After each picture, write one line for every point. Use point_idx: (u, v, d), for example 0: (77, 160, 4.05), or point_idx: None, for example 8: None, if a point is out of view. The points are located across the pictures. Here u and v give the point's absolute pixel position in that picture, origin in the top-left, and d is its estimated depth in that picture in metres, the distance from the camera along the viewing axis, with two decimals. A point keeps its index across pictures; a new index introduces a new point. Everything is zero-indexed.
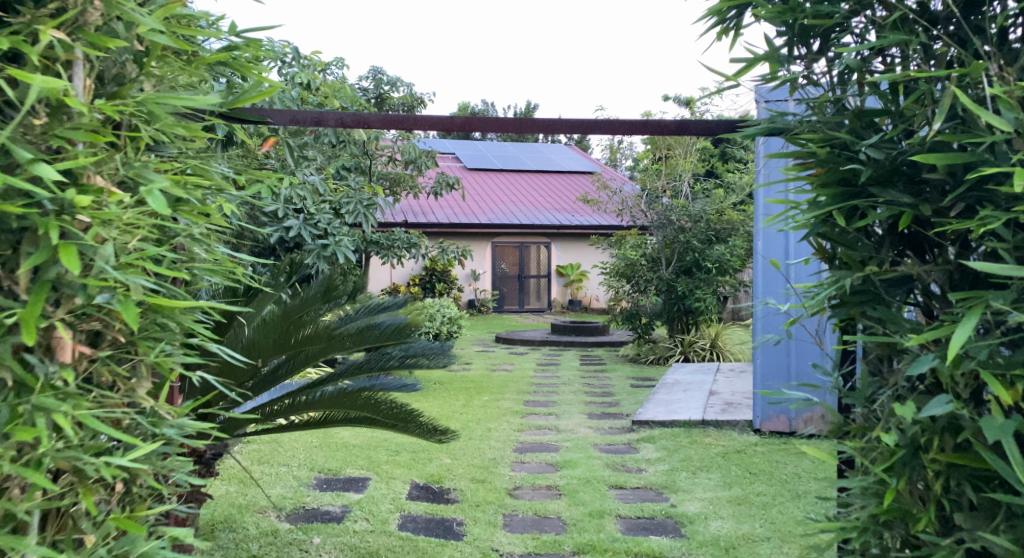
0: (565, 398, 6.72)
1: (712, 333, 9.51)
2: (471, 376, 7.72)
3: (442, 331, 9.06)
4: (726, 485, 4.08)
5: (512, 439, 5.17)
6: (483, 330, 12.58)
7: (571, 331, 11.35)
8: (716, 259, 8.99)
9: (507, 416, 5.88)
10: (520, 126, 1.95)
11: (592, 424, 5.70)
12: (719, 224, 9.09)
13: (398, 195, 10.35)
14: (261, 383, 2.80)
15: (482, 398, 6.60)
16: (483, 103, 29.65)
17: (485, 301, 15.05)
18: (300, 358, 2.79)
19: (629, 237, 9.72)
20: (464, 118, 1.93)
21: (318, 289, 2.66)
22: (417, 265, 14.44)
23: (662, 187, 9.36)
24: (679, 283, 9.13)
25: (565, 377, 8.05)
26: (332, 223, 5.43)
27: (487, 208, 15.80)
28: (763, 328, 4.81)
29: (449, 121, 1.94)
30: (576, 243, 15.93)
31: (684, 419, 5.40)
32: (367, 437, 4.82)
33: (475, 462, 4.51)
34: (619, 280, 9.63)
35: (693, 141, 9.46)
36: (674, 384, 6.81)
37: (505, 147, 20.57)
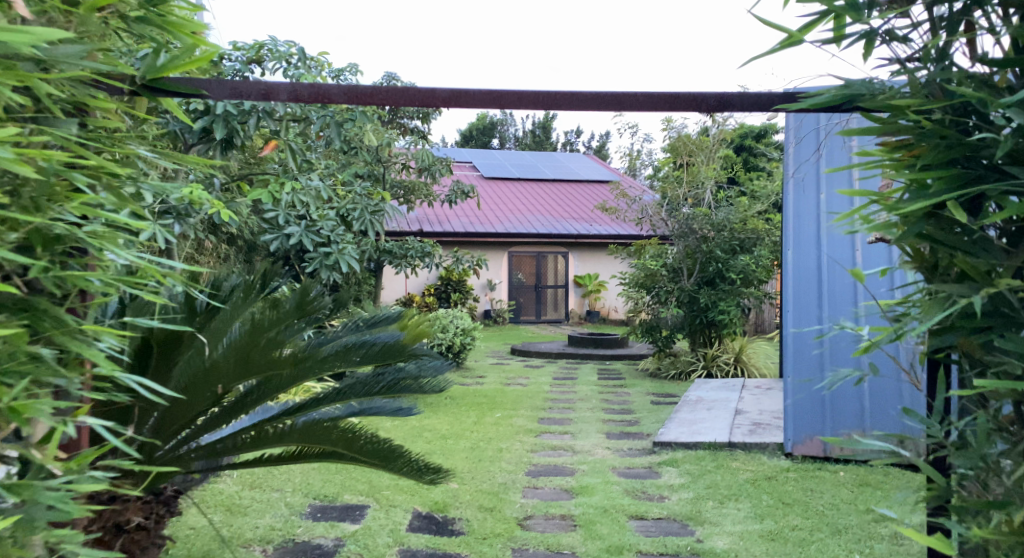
0: (582, 416, 6.39)
1: (736, 346, 9.14)
2: (484, 391, 7.41)
3: (455, 343, 8.77)
4: (757, 518, 3.73)
5: (524, 461, 4.84)
6: (499, 341, 12.26)
7: (589, 343, 11.02)
8: (740, 270, 8.66)
9: (520, 435, 5.56)
10: (518, 100, 1.73)
11: (610, 444, 5.37)
12: (743, 233, 8.76)
13: (412, 204, 10.10)
14: (236, 405, 2.76)
15: (494, 414, 6.28)
16: (502, 112, 29.57)
17: (502, 312, 14.76)
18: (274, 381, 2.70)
19: (649, 246, 9.41)
20: (450, 92, 1.71)
21: (291, 305, 2.45)
22: (432, 274, 14.21)
23: (683, 195, 9.05)
24: (701, 294, 8.77)
25: (582, 392, 7.71)
26: (335, 230, 5.06)
27: (503, 217, 15.52)
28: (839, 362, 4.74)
29: (431, 96, 1.72)
30: (594, 252, 15.59)
31: (709, 441, 5.07)
32: None
33: (483, 487, 4.19)
34: (639, 290, 9.29)
35: (716, 147, 9.12)
36: (697, 402, 6.47)
37: (522, 156, 20.30)
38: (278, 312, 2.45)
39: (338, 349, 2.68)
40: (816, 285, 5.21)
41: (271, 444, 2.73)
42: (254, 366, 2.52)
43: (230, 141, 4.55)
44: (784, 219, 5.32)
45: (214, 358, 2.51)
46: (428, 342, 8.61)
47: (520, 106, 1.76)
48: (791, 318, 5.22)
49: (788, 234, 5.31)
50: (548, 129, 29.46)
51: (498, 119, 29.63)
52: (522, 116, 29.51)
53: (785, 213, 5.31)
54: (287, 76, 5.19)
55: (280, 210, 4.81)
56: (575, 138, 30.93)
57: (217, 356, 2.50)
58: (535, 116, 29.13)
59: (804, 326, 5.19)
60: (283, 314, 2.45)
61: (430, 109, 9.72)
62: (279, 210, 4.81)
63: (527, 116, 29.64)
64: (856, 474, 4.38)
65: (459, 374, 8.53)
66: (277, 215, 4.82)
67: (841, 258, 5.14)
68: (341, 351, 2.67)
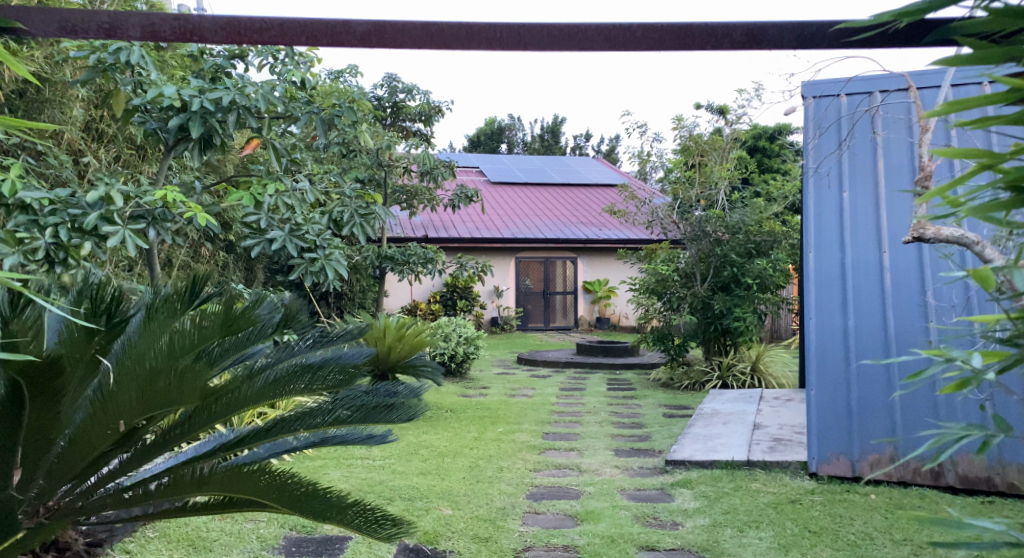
0: (589, 430, 6.04)
1: (752, 355, 8.76)
2: (487, 403, 7.07)
3: (459, 352, 8.43)
4: (781, 549, 3.36)
5: (525, 482, 4.48)
6: (506, 350, 11.93)
7: (598, 351, 10.66)
8: (756, 274, 8.27)
9: (522, 452, 5.21)
10: (466, 35, 1.48)
11: (619, 463, 5.01)
12: (759, 236, 8.41)
13: (414, 208, 9.77)
14: (157, 444, 2.62)
15: (497, 429, 5.93)
16: (510, 117, 29.44)
17: (509, 319, 14.41)
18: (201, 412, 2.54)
19: (660, 251, 9.09)
20: (369, 27, 1.49)
21: (217, 322, 2.28)
22: (437, 281, 13.91)
23: (695, 197, 8.74)
24: (715, 300, 8.38)
25: (590, 403, 7.35)
26: (322, 234, 4.43)
27: (510, 222, 15.18)
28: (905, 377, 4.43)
29: (346, 32, 1.50)
30: (604, 257, 15.24)
31: (725, 460, 4.71)
32: (359, 482, 4.23)
33: (480, 512, 3.83)
34: (650, 296, 9.03)
35: (729, 146, 8.79)
36: (712, 415, 6.10)
37: (530, 161, 20.01)
38: (201, 332, 2.26)
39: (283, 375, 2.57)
40: (839, 289, 4.83)
41: (189, 491, 2.52)
42: (154, 402, 2.29)
43: (210, 140, 4.20)
44: (806, 218, 5.03)
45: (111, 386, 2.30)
46: (429, 352, 8.30)
47: (470, 46, 1.50)
48: (814, 323, 4.79)
49: (810, 234, 5.00)
50: (557, 134, 29.20)
51: (506, 124, 29.43)
52: (530, 120, 29.39)
53: (807, 212, 5.05)
54: (273, 72, 4.76)
55: (262, 213, 4.22)
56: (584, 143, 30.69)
57: (118, 385, 2.29)
58: (543, 121, 29.01)
59: (827, 333, 4.76)
60: (207, 334, 2.27)
61: (432, 112, 9.44)
62: (262, 213, 4.22)
63: (535, 121, 29.54)
64: (887, 498, 4.02)
65: (462, 385, 8.19)
66: (260, 219, 4.20)
67: (866, 261, 4.82)
68: (285, 377, 2.55)
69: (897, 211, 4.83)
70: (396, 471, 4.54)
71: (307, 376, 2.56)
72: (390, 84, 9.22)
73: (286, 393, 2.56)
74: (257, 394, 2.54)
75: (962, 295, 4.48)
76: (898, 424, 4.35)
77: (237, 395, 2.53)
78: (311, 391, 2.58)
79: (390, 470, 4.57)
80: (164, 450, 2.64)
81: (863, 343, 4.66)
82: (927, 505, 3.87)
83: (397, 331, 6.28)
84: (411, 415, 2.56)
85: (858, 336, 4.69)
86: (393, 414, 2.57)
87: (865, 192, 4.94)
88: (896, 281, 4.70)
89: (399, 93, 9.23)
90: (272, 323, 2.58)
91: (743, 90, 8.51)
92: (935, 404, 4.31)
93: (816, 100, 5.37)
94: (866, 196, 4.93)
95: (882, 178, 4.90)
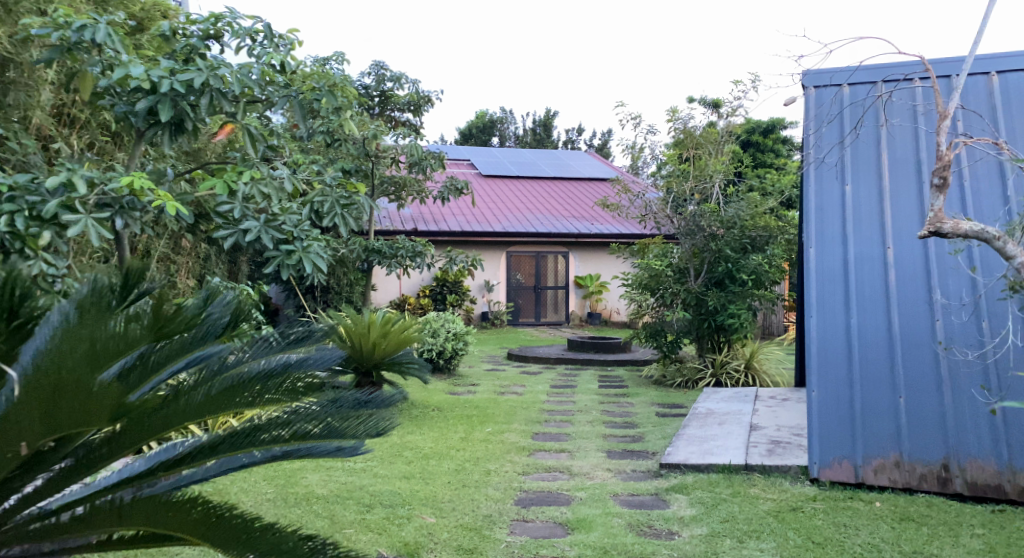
0: (580, 430, 5.84)
1: (746, 352, 8.58)
2: (475, 400, 6.86)
3: (447, 348, 8.21)
4: None
5: (513, 487, 4.27)
6: (496, 345, 11.73)
7: (589, 348, 10.46)
8: (752, 270, 8.08)
9: (511, 453, 5.00)
10: None
11: (611, 465, 4.82)
12: (754, 230, 8.22)
13: (403, 200, 9.53)
14: (81, 465, 2.29)
15: (485, 428, 5.73)
16: (502, 110, 29.29)
17: (500, 314, 14.20)
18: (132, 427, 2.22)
19: (653, 246, 8.90)
20: None
21: (150, 322, 1.99)
22: (426, 275, 13.69)
23: (690, 190, 8.47)
24: (709, 296, 8.20)
25: (581, 402, 7.14)
26: (300, 225, 4.17)
27: (501, 215, 14.97)
28: (910, 374, 4.27)
29: None
30: (595, 252, 15.04)
31: (723, 462, 4.51)
32: (338, 487, 4.01)
33: (466, 520, 3.62)
34: (643, 292, 8.83)
35: (725, 139, 8.61)
36: (707, 415, 5.91)
37: (522, 153, 19.77)
38: (132, 334, 1.94)
39: (230, 385, 2.28)
40: (841, 284, 4.62)
41: (113, 524, 2.24)
42: (61, 421, 1.98)
43: (182, 124, 3.90)
44: (807, 210, 4.85)
45: (14, 397, 1.93)
46: (417, 348, 8.10)
47: None
48: (815, 319, 4.56)
49: (811, 227, 4.81)
50: (549, 127, 28.99)
51: (498, 117, 29.21)
52: (522, 113, 29.28)
53: (808, 204, 4.88)
54: (252, 56, 4.46)
55: (236, 202, 4.01)
56: (576, 137, 30.76)
57: (22, 393, 1.94)
58: (534, 114, 28.95)
59: (829, 330, 4.53)
60: (138, 338, 1.96)
61: (421, 102, 9.20)
62: (237, 203, 4.01)
63: (527, 114, 29.42)
64: (893, 505, 3.84)
65: (450, 381, 7.98)
66: (235, 209, 3.98)
67: (870, 256, 4.64)
68: (233, 386, 2.27)
69: (900, 206, 4.71)
70: (377, 475, 4.33)
71: (262, 383, 2.32)
72: (378, 72, 8.95)
73: (233, 405, 2.28)
74: (197, 408, 2.24)
75: (969, 291, 4.33)
76: (903, 425, 4.18)
77: (177, 408, 2.22)
78: (261, 401, 2.32)
79: (371, 474, 4.35)
80: (90, 470, 2.31)
81: (867, 341, 4.43)
82: (935, 514, 3.70)
83: (382, 327, 6.00)
84: (380, 430, 2.36)
85: (861, 333, 4.46)
86: (358, 431, 2.35)
87: (867, 185, 4.83)
88: (901, 276, 4.51)
89: (387, 82, 8.96)
90: (221, 324, 2.32)
91: (739, 82, 8.33)
92: (941, 406, 4.15)
93: (817, 89, 5.22)
94: (869, 187, 4.82)
95: (886, 170, 4.83)
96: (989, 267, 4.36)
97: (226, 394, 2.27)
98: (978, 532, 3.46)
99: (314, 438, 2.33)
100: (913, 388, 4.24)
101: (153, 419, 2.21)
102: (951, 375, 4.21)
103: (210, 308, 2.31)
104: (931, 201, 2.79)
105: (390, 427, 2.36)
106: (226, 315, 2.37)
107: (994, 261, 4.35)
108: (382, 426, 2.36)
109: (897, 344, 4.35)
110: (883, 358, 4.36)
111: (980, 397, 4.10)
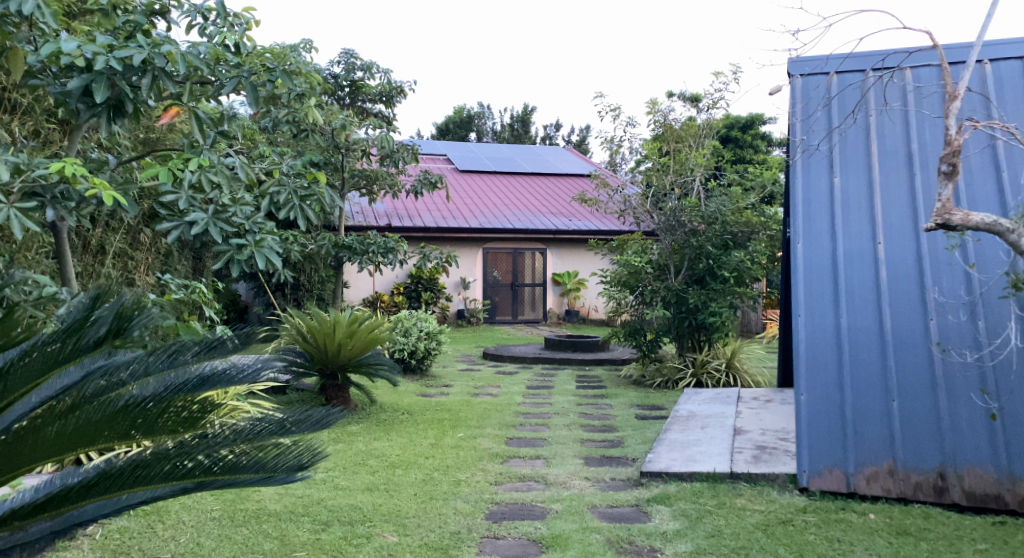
0: (557, 434, 5.57)
1: (728, 352, 8.35)
2: (448, 403, 6.56)
3: (419, 348, 7.90)
4: None
5: (485, 499, 3.98)
6: (471, 344, 11.43)
7: (567, 347, 10.21)
8: (733, 267, 7.86)
9: (483, 461, 4.72)
10: None
11: (589, 473, 4.55)
12: (736, 226, 7.99)
13: (374, 193, 9.20)
14: None
15: (457, 433, 5.43)
16: (479, 105, 29.08)
17: (476, 312, 13.89)
18: (1, 454, 2.26)
19: (632, 242, 8.66)
20: None
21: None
22: (401, 271, 13.39)
23: (670, 184, 8.26)
24: (689, 293, 7.96)
25: (558, 404, 6.87)
26: (252, 217, 3.85)
27: (477, 211, 14.67)
28: (903, 377, 4.04)
29: None
30: (573, 248, 14.79)
31: (706, 471, 4.25)
32: (292, 502, 3.70)
33: (432, 539, 3.32)
34: (622, 290, 8.58)
35: (705, 133, 8.41)
36: (688, 418, 5.66)
37: (499, 149, 19.49)
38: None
39: (114, 409, 2.29)
40: (831, 282, 4.38)
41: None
42: None
43: (122, 107, 3.54)
44: (794, 204, 4.62)
45: None
46: (387, 348, 7.79)
47: None
48: (803, 319, 4.31)
49: (798, 221, 4.57)
50: (527, 123, 28.82)
51: (475, 112, 28.90)
52: (500, 109, 29.17)
53: (795, 198, 4.64)
54: (204, 34, 4.14)
55: (182, 192, 3.64)
56: (554, 133, 30.63)
57: None
58: (512, 110, 28.86)
59: (817, 330, 4.29)
60: None
61: (393, 92, 8.91)
62: (182, 192, 3.64)
63: (505, 109, 29.29)
64: (888, 517, 3.60)
65: (422, 382, 7.66)
66: (180, 199, 3.61)
67: (860, 252, 4.40)
68: (116, 412, 2.29)
69: (890, 199, 4.49)
70: (338, 487, 4.02)
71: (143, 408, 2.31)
72: (348, 61, 8.60)
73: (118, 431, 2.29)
74: (74, 432, 2.28)
75: (965, 290, 4.11)
76: (896, 431, 3.93)
77: (51, 432, 2.27)
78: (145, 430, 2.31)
79: (331, 486, 4.04)
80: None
81: (858, 342, 4.19)
82: (933, 527, 3.47)
83: (348, 327, 5.63)
84: (299, 464, 2.30)
85: (851, 333, 4.23)
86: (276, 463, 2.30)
87: (856, 178, 4.61)
88: (892, 274, 4.29)
89: (357, 72, 8.63)
90: (96, 335, 2.22)
91: (721, 73, 8.13)
92: (936, 410, 3.92)
93: (804, 78, 5.04)
94: (858, 180, 4.60)
95: (876, 162, 4.62)
96: (988, 263, 4.13)
97: (105, 420, 2.29)
98: (980, 548, 3.23)
99: (219, 472, 2.27)
100: (907, 391, 4.01)
101: (30, 443, 2.27)
102: (946, 378, 3.97)
103: (96, 314, 2.24)
104: (939, 189, 2.56)
105: (310, 461, 2.30)
106: (108, 324, 2.24)
107: (993, 257, 4.13)
108: (302, 460, 2.31)
109: (889, 345, 4.12)
110: (875, 360, 4.12)
111: (979, 401, 3.87)
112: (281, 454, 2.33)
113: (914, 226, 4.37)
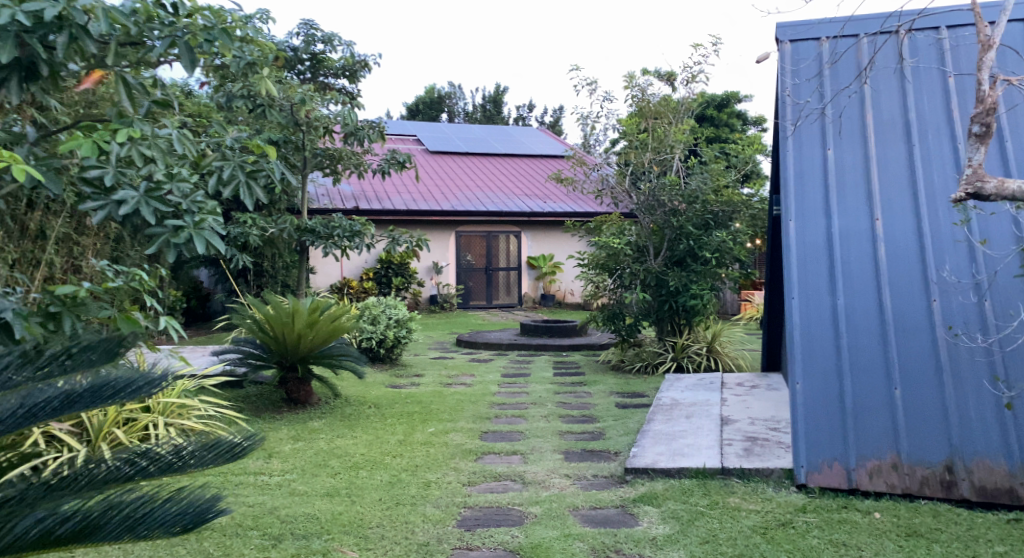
0: (535, 427, 5.24)
1: (708, 335, 8.08)
2: (419, 394, 6.19)
3: (388, 336, 7.52)
4: None
5: (457, 503, 3.63)
6: (444, 331, 11.08)
7: (543, 332, 9.89)
8: (715, 247, 7.56)
9: (456, 458, 4.37)
10: None
11: (569, 469, 4.23)
12: (716, 205, 7.71)
13: (340, 173, 8.76)
14: None
15: (428, 428, 5.09)
16: (450, 86, 28.68)
17: (450, 297, 13.52)
18: None
19: (609, 223, 8.33)
20: None
21: None
22: (370, 256, 12.99)
23: (649, 162, 7.93)
24: (670, 275, 7.65)
25: (535, 392, 6.55)
26: (192, 195, 3.43)
27: (449, 193, 14.26)
28: (908, 363, 3.75)
29: None
30: (549, 231, 14.47)
31: (696, 466, 3.94)
32: (241, 513, 3.33)
33: (397, 554, 2.97)
34: (600, 272, 8.25)
35: (684, 109, 8.10)
36: (672, 407, 5.35)
37: (472, 130, 19.02)
38: None
39: None
40: (826, 262, 4.07)
41: None
42: None
43: (39, 72, 3.13)
44: (786, 178, 4.29)
45: None
46: (354, 337, 7.41)
47: None
48: (797, 301, 4.01)
49: (791, 196, 4.25)
50: (498, 103, 28.45)
51: (446, 92, 28.41)
52: (471, 89, 28.81)
53: (786, 172, 4.31)
54: None
55: (109, 167, 3.22)
56: (527, 114, 30.31)
57: None
58: (484, 91, 28.49)
59: (812, 315, 3.98)
60: None
61: (357, 67, 8.50)
62: (110, 167, 3.22)
63: (477, 90, 28.96)
64: (894, 517, 3.31)
65: (392, 372, 7.30)
66: (105, 175, 3.19)
67: (857, 230, 4.10)
68: None
69: (889, 171, 4.20)
70: (295, 494, 3.65)
71: None
72: (307, 32, 8.17)
73: None
74: None
75: (972, 270, 3.84)
76: (900, 423, 3.64)
77: None
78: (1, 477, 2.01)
79: (287, 492, 3.67)
80: None
81: (857, 326, 3.90)
82: (944, 527, 3.19)
83: (308, 316, 5.21)
84: (190, 520, 1.97)
85: (849, 317, 3.92)
86: (154, 515, 1.97)
87: (851, 150, 4.31)
88: (892, 254, 3.99)
89: (317, 43, 8.21)
90: None
91: (699, 45, 7.81)
92: (942, 399, 3.63)
93: (794, 44, 4.72)
94: (854, 152, 4.30)
95: (873, 134, 4.32)
96: (996, 241, 3.86)
97: None
98: (999, 551, 2.95)
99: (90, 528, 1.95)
100: (910, 378, 3.72)
101: None
102: (953, 365, 3.69)
103: None
104: (971, 153, 2.31)
105: (207, 515, 1.97)
106: None
107: (1000, 234, 3.88)
108: (194, 515, 1.98)
109: (891, 328, 3.83)
110: (876, 345, 3.83)
111: (990, 389, 3.59)
112: (171, 507, 2.01)
113: (915, 200, 4.08)
